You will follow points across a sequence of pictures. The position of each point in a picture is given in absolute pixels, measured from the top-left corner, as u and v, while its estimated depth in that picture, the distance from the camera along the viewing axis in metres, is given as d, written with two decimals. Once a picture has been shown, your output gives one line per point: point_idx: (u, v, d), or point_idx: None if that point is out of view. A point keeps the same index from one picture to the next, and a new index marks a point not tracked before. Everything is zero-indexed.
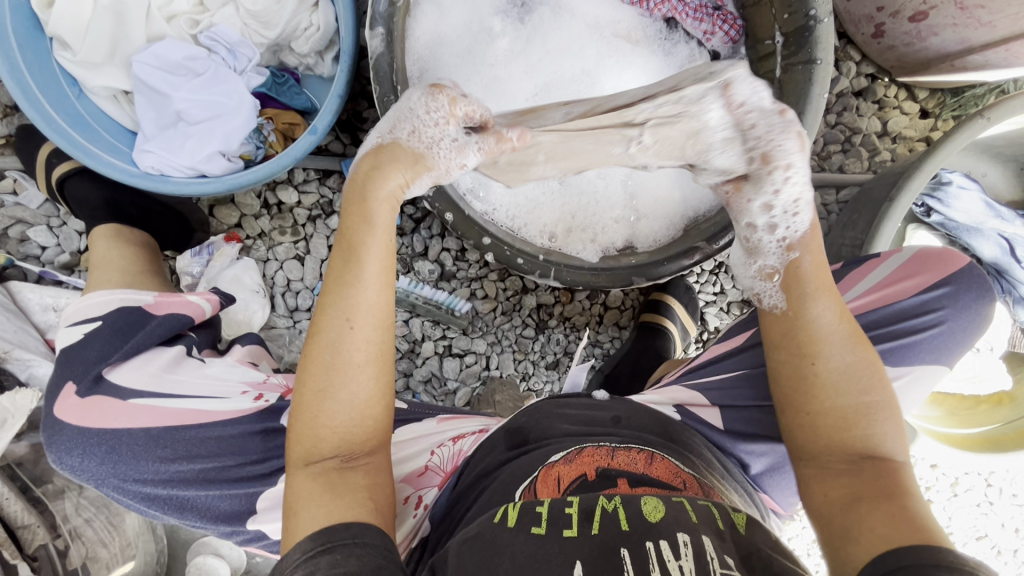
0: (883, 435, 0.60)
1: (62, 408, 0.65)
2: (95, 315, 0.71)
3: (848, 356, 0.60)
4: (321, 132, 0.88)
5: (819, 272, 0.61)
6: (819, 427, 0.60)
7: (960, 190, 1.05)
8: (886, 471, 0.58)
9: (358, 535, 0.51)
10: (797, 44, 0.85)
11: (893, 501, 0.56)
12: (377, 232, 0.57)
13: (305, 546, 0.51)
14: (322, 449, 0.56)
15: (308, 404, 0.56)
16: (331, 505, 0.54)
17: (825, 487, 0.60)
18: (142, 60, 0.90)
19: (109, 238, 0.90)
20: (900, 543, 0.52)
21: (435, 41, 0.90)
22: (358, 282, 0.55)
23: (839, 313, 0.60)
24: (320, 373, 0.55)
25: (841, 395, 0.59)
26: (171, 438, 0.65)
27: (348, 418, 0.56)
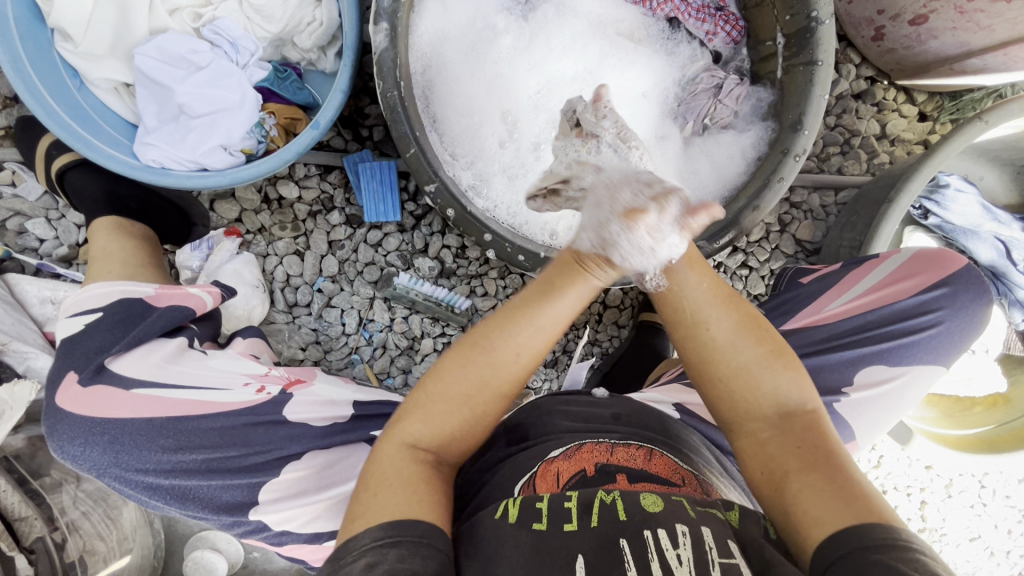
0: (790, 393, 0.59)
1: (64, 396, 0.65)
2: (96, 306, 0.70)
3: (732, 322, 0.60)
4: (323, 127, 0.88)
5: (687, 250, 0.62)
6: (734, 393, 0.60)
7: (957, 192, 1.07)
8: (806, 430, 0.57)
9: (425, 535, 0.51)
10: (798, 45, 0.85)
11: (826, 468, 0.54)
12: (583, 282, 0.58)
13: (376, 534, 0.50)
14: (424, 440, 0.58)
15: (429, 392, 0.58)
16: (406, 499, 0.53)
17: (763, 461, 0.58)
18: (144, 52, 0.90)
19: (109, 230, 0.90)
20: (842, 520, 0.49)
21: (439, 37, 0.90)
22: (543, 311, 0.57)
23: (712, 284, 0.61)
24: (460, 378, 0.57)
25: (744, 364, 0.59)
26: (174, 428, 0.65)
27: (455, 417, 0.58)
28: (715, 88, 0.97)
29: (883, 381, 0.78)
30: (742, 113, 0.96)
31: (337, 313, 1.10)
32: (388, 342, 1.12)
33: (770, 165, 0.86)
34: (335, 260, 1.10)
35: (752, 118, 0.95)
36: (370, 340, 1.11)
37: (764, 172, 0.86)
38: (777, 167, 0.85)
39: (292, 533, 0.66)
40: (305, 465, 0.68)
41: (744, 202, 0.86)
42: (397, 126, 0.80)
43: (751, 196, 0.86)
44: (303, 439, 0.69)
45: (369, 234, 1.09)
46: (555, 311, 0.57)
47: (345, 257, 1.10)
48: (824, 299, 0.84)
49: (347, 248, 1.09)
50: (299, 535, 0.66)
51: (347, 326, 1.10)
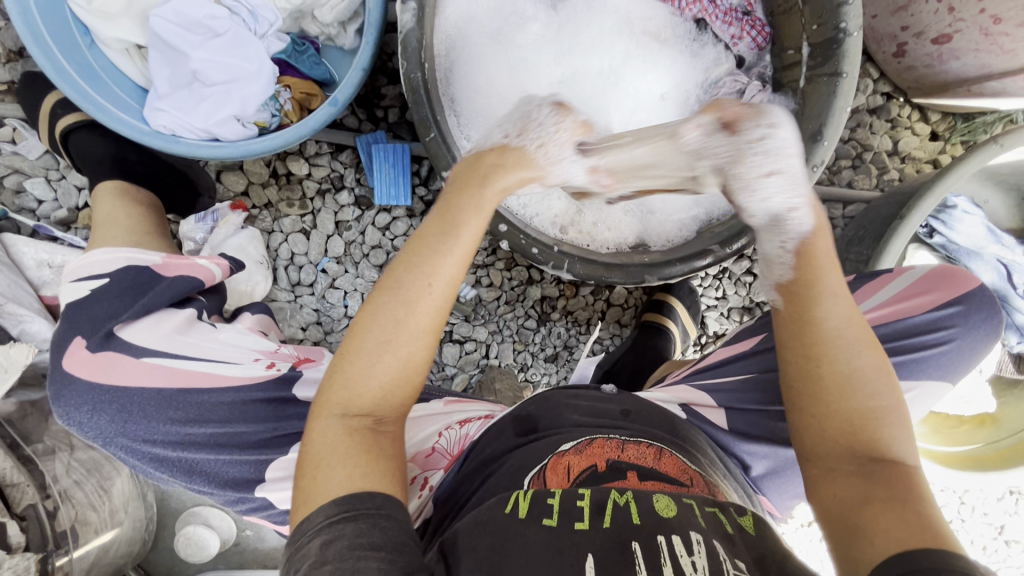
0: (899, 441, 0.59)
1: (70, 361, 0.64)
2: (101, 272, 0.69)
3: (873, 362, 0.60)
4: (340, 104, 0.86)
5: (831, 264, 0.62)
6: (832, 421, 0.60)
7: (963, 214, 1.09)
8: (898, 474, 0.57)
9: (381, 506, 0.52)
10: (824, 55, 0.85)
11: (910, 505, 0.54)
12: (480, 212, 0.62)
13: (329, 511, 0.51)
14: (360, 404, 0.57)
15: (363, 352, 0.57)
16: (356, 472, 0.54)
17: (837, 491, 0.58)
18: (160, 14, 0.87)
19: (114, 195, 0.88)
20: (919, 547, 0.50)
21: (465, 21, 0.90)
22: (448, 249, 0.59)
23: (852, 316, 0.61)
24: (386, 324, 0.57)
25: (859, 396, 0.60)
26: (183, 400, 0.64)
27: (399, 375, 0.58)
28: (737, 93, 0.98)
29: None
30: None
31: (340, 295, 1.09)
32: None
33: None
34: (340, 241, 1.08)
35: None
36: None
37: None
38: None
39: (294, 514, 0.65)
40: None
41: None
42: (418, 109, 0.79)
43: None
44: (311, 420, 0.68)
45: (378, 217, 1.08)
46: (455, 237, 0.59)
47: (353, 239, 1.09)
48: None
49: (354, 230, 1.08)
50: None
51: (349, 308, 1.09)
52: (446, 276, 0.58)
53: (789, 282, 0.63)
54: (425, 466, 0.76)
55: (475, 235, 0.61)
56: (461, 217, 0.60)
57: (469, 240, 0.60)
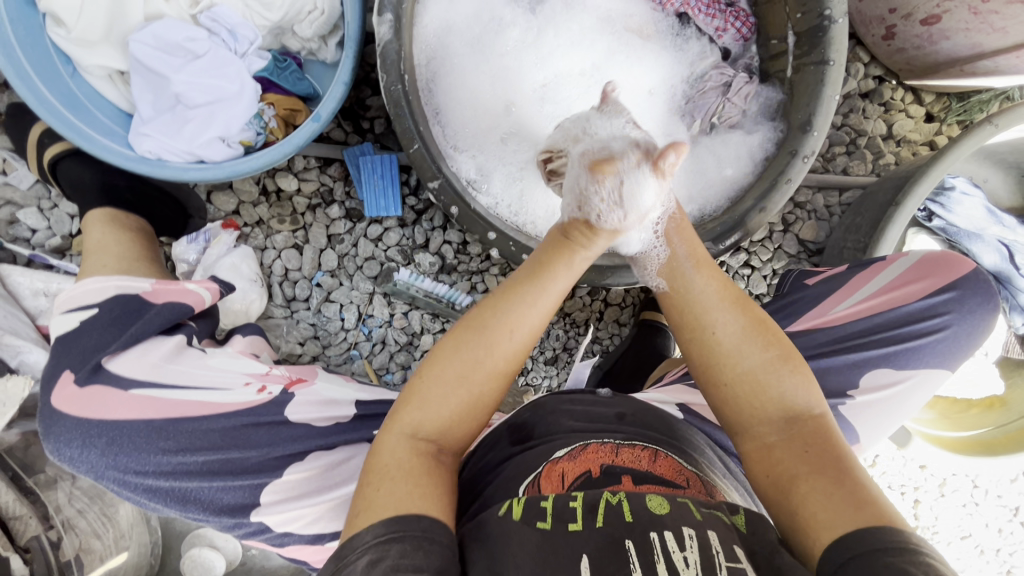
0: (798, 397, 0.62)
1: (60, 396, 0.63)
2: (91, 302, 0.69)
3: (736, 322, 0.64)
4: (324, 119, 0.86)
5: (692, 251, 0.69)
6: (739, 396, 0.63)
7: (962, 196, 1.08)
8: (813, 437, 0.59)
9: (428, 530, 0.51)
10: (809, 43, 0.84)
11: (829, 470, 0.56)
12: (566, 268, 0.65)
13: (377, 530, 0.51)
14: (430, 427, 0.59)
15: (438, 376, 0.60)
16: (414, 490, 0.54)
17: (771, 468, 0.60)
18: (139, 39, 0.86)
19: (103, 223, 0.88)
20: (846, 524, 0.52)
21: (445, 29, 0.88)
22: (530, 301, 0.62)
23: (718, 286, 0.67)
24: (461, 358, 0.60)
25: (741, 361, 0.63)
26: (174, 429, 0.64)
27: (467, 412, 0.60)
28: (723, 86, 0.96)
29: (890, 385, 0.78)
30: (751, 112, 0.95)
31: (337, 308, 1.09)
32: (387, 338, 1.11)
33: (778, 165, 0.86)
34: (334, 254, 1.08)
35: (760, 119, 0.94)
36: (369, 335, 1.11)
37: (772, 172, 0.86)
38: (785, 168, 0.84)
39: (293, 535, 0.65)
40: (306, 468, 0.67)
41: (752, 202, 0.86)
42: (401, 122, 0.79)
43: (759, 196, 0.85)
44: (305, 441, 0.69)
45: (369, 229, 1.08)
46: (550, 290, 0.63)
47: (345, 251, 1.09)
48: (827, 303, 0.83)
49: (347, 242, 1.08)
50: (300, 537, 0.65)
51: (346, 321, 1.09)
52: (528, 324, 0.62)
53: (665, 262, 0.71)
54: None
55: (567, 282, 0.65)
56: (555, 272, 0.64)
57: (556, 292, 0.64)
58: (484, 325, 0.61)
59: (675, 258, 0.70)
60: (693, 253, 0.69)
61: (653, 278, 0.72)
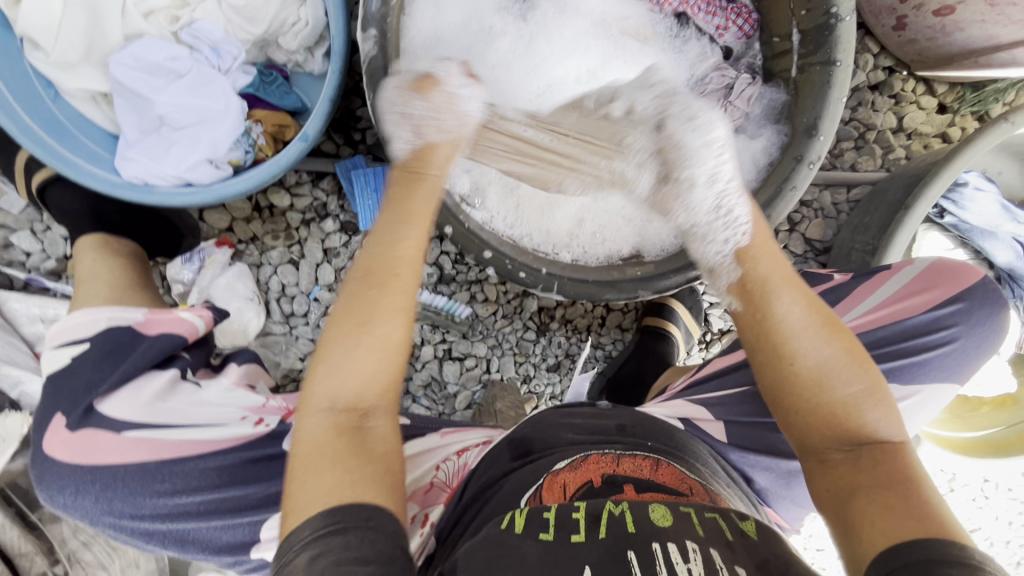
0: (883, 426, 0.59)
1: (51, 442, 0.64)
2: (82, 337, 0.69)
3: (830, 349, 0.61)
4: (311, 138, 0.84)
5: (780, 272, 0.65)
6: (809, 421, 0.61)
7: (975, 192, 1.04)
8: (887, 458, 0.57)
9: (370, 518, 0.51)
10: (815, 42, 0.81)
11: (900, 492, 0.54)
12: (414, 224, 0.64)
13: (317, 524, 0.51)
14: (340, 398, 0.58)
15: (340, 346, 0.59)
16: (346, 478, 0.53)
17: (831, 481, 0.58)
18: (119, 60, 0.84)
19: (95, 250, 0.87)
20: (905, 534, 0.51)
21: (433, 39, 0.84)
22: (388, 253, 0.62)
23: (806, 309, 0.63)
24: (357, 325, 0.59)
25: (832, 388, 0.60)
26: (167, 471, 0.64)
27: (379, 365, 0.59)
28: (725, 88, 0.93)
29: (897, 402, 0.76)
30: (753, 115, 0.92)
31: None
32: None
33: (782, 171, 0.83)
34: (330, 268, 1.06)
35: (762, 122, 0.91)
36: None
37: (776, 179, 0.84)
38: (790, 174, 0.82)
39: None
40: None
41: (755, 211, 0.84)
42: None
43: (763, 204, 0.83)
44: None
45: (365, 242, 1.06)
46: (393, 252, 0.62)
47: (342, 265, 1.07)
48: (833, 314, 0.81)
49: (343, 255, 1.06)
50: None
51: None
52: (404, 286, 0.62)
53: (737, 282, 0.66)
54: (424, 503, 0.77)
55: (416, 241, 0.64)
56: (403, 228, 0.63)
57: (406, 254, 0.63)
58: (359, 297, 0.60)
59: (757, 275, 0.65)
60: (780, 271, 0.65)
61: (724, 296, 0.68)
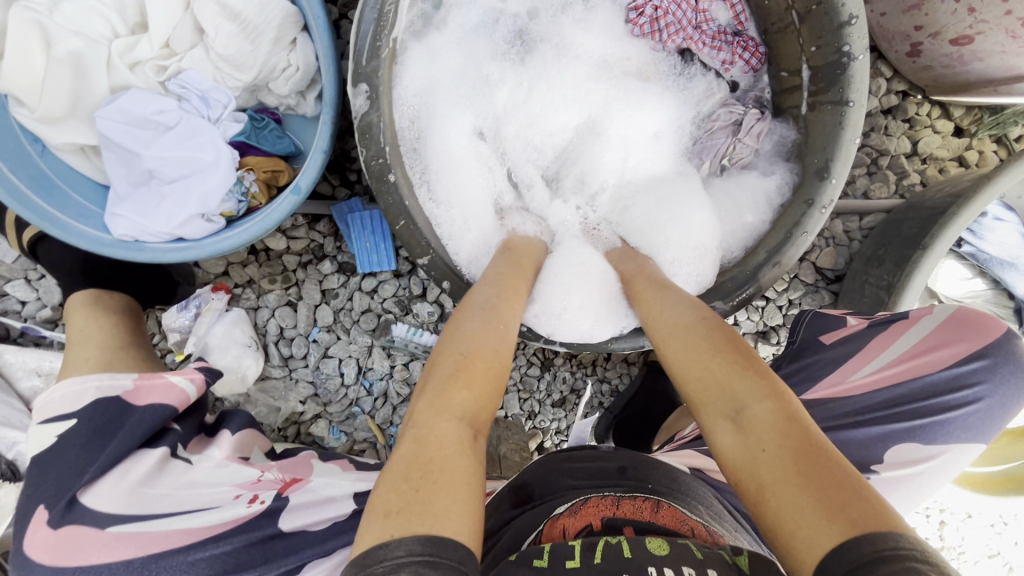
0: (751, 390, 0.56)
1: (32, 541, 0.59)
2: (70, 412, 0.67)
3: (695, 334, 0.63)
4: (303, 190, 0.81)
5: (651, 286, 0.74)
6: (704, 408, 0.59)
7: (995, 221, 1.01)
8: (772, 424, 0.52)
9: (463, 562, 0.43)
10: (827, 80, 0.77)
11: (801, 471, 0.49)
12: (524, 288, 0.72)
13: (412, 548, 0.42)
14: (451, 410, 0.54)
15: (468, 362, 0.59)
16: (454, 504, 0.46)
17: (735, 477, 0.54)
18: (105, 115, 0.81)
19: (85, 309, 0.85)
20: (825, 530, 0.45)
21: (427, 87, 0.80)
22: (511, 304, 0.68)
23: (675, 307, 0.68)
24: (472, 345, 0.61)
25: (691, 366, 0.61)
26: (157, 568, 0.59)
27: (471, 404, 0.56)
28: (733, 125, 0.89)
29: (914, 460, 0.78)
30: (764, 152, 0.89)
31: (335, 363, 1.06)
32: (389, 391, 1.08)
33: (792, 215, 0.80)
34: (329, 309, 1.05)
35: (773, 159, 0.87)
36: (370, 390, 1.08)
37: (786, 223, 0.80)
38: (801, 219, 0.78)
39: None
40: None
41: (765, 255, 0.81)
42: (385, 196, 0.73)
43: (773, 249, 0.80)
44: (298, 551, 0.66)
45: (364, 282, 1.04)
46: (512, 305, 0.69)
47: (340, 306, 1.05)
48: (847, 367, 0.83)
49: (342, 296, 1.05)
50: None
51: (345, 376, 1.06)
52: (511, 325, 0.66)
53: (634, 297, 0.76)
54: None
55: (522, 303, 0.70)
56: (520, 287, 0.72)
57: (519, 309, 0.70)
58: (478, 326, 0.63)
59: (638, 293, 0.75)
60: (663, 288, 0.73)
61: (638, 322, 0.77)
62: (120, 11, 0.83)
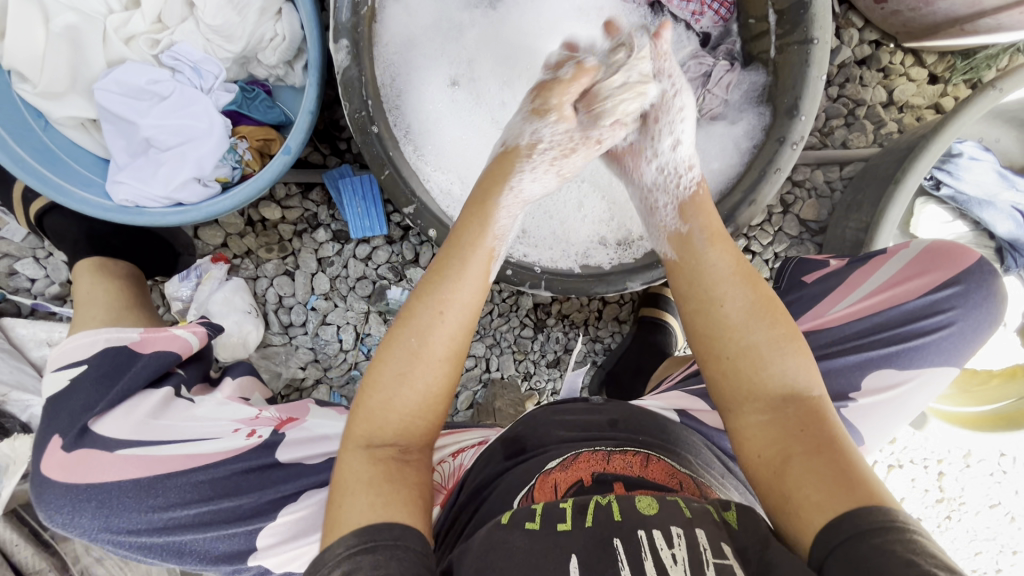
0: (795, 376, 0.60)
1: (50, 462, 0.66)
2: (81, 358, 0.72)
3: (746, 299, 0.63)
4: (294, 151, 0.85)
5: (711, 227, 0.68)
6: (735, 371, 0.61)
7: (971, 161, 1.02)
8: (803, 415, 0.58)
9: (399, 537, 0.52)
10: (792, 21, 0.80)
11: (827, 454, 0.55)
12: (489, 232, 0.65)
13: (348, 542, 0.51)
14: (383, 435, 0.59)
15: (382, 382, 0.60)
16: (379, 501, 0.55)
17: (755, 448, 0.59)
18: (104, 87, 0.86)
19: (92, 273, 0.89)
20: (838, 506, 0.51)
21: (405, 44, 0.85)
22: (455, 274, 0.62)
23: (732, 261, 0.66)
24: (401, 355, 0.60)
25: (745, 338, 0.61)
26: (162, 486, 0.66)
27: (421, 403, 0.60)
28: (703, 77, 0.93)
29: (892, 385, 0.78)
30: (733, 101, 0.92)
31: (333, 330, 1.09)
32: None
33: (766, 154, 0.82)
34: (325, 277, 1.08)
35: (743, 106, 0.90)
36: (368, 355, 1.11)
37: (761, 162, 0.83)
38: (773, 156, 0.81)
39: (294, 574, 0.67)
40: (300, 509, 0.69)
41: (741, 195, 0.83)
42: (369, 149, 0.77)
43: (749, 187, 0.82)
44: (294, 480, 0.71)
45: (358, 249, 1.07)
46: (464, 272, 0.62)
47: (337, 274, 1.09)
48: (827, 302, 0.83)
49: (337, 264, 1.08)
50: None
51: (344, 342, 1.10)
52: (461, 300, 0.61)
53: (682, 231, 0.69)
54: None
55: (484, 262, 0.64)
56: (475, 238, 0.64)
57: (481, 262, 0.64)
58: (415, 315, 0.61)
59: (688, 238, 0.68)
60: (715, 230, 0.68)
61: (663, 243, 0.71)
62: None
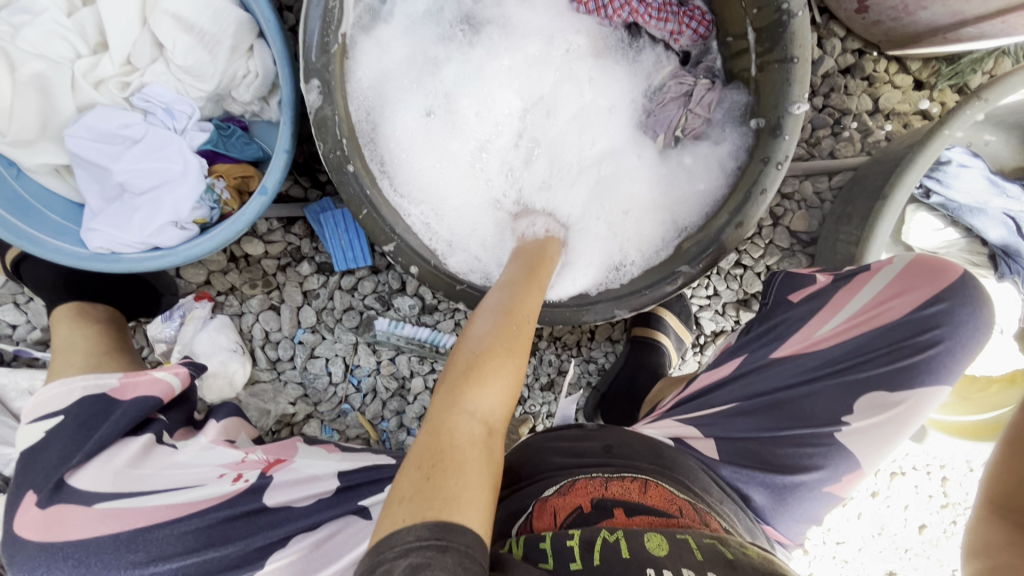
0: None
1: (23, 520, 0.64)
2: (57, 409, 0.70)
3: None
4: (271, 192, 0.83)
5: None
6: None
7: (960, 168, 1.01)
8: None
9: (472, 544, 0.44)
10: (772, 40, 0.78)
11: None
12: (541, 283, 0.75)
13: (422, 533, 0.44)
14: (480, 414, 0.53)
15: (488, 362, 0.57)
16: (464, 489, 0.47)
17: None
18: (74, 133, 0.84)
19: (70, 322, 0.88)
20: None
21: (380, 79, 0.84)
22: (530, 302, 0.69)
23: None
24: (501, 344, 0.60)
25: None
26: (142, 540, 0.64)
27: (511, 400, 0.56)
28: (685, 96, 0.91)
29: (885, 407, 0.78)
30: (716, 119, 0.90)
31: (322, 363, 1.07)
32: (377, 386, 1.09)
33: (751, 174, 0.81)
34: (312, 310, 1.07)
35: (726, 125, 0.88)
36: (358, 386, 1.09)
37: (746, 183, 0.81)
38: (759, 177, 0.79)
39: None
40: (287, 554, 0.68)
41: (726, 218, 0.81)
42: (346, 187, 0.76)
43: (733, 210, 0.81)
44: (281, 524, 0.70)
45: (343, 280, 1.06)
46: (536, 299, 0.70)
47: (323, 305, 1.07)
48: (814, 322, 0.84)
49: (323, 296, 1.06)
50: None
51: (333, 375, 1.08)
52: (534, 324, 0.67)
53: None
54: None
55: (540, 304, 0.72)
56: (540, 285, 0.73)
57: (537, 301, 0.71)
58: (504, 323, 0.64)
59: None
60: None
61: None
62: (82, 33, 0.86)
